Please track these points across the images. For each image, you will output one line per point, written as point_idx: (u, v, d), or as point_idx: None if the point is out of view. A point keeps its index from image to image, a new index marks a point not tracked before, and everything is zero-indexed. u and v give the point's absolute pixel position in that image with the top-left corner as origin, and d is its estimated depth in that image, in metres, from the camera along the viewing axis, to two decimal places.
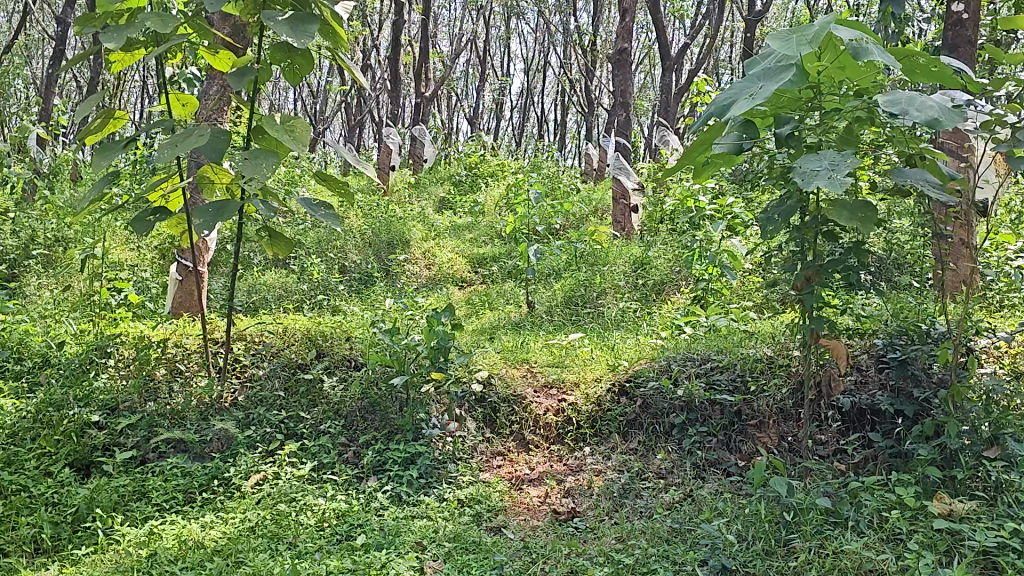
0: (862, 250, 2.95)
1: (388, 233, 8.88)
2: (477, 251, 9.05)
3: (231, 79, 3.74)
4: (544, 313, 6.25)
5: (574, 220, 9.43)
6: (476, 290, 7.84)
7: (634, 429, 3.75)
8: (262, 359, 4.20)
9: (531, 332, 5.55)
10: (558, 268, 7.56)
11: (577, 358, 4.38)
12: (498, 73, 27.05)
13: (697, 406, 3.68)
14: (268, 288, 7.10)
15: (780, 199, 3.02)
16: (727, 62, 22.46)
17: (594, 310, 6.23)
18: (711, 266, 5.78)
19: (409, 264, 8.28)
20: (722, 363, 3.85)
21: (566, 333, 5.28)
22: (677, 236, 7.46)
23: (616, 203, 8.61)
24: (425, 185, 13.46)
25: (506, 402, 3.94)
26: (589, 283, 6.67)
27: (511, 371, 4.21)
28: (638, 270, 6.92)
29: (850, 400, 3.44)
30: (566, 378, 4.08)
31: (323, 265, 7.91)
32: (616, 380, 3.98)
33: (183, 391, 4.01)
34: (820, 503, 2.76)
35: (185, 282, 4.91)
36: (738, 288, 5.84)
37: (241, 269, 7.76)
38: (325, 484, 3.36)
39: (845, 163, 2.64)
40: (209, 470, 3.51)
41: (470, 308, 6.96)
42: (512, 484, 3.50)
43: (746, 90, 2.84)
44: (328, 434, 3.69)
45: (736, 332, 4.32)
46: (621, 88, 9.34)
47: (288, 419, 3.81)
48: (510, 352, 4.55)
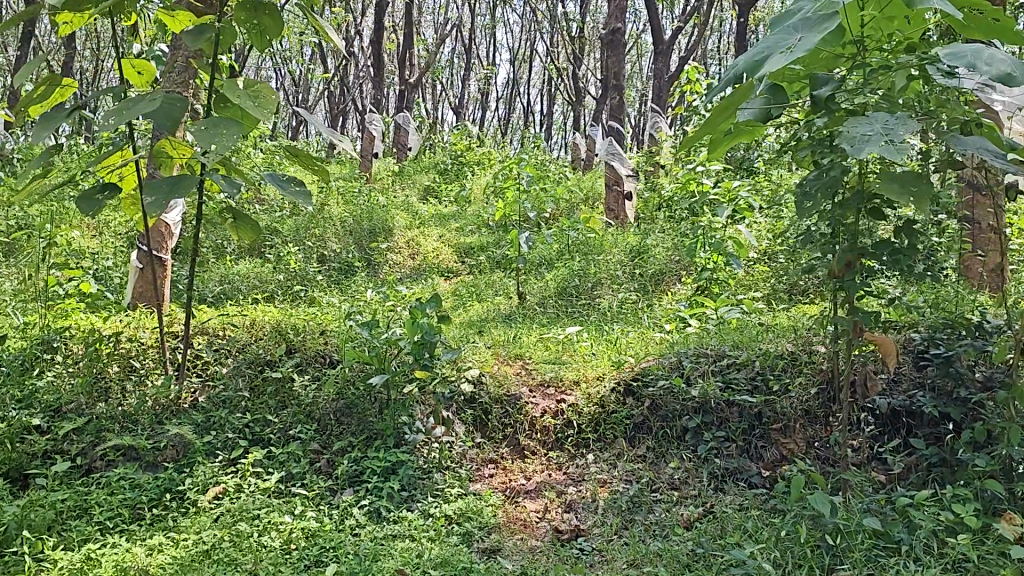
0: (913, 230, 2.56)
1: (370, 221, 8.44)
2: (464, 240, 8.64)
3: (188, 39, 3.30)
4: (537, 306, 5.85)
5: (565, 208, 9.03)
6: (463, 281, 7.42)
7: (642, 433, 3.35)
8: (226, 355, 3.78)
9: (522, 325, 5.14)
10: (550, 258, 7.16)
11: (575, 355, 3.98)
12: (484, 62, 26.58)
13: (712, 408, 3.28)
14: (241, 279, 6.67)
15: (819, 172, 2.59)
16: (717, 53, 22.04)
17: (589, 301, 5.83)
18: (716, 253, 5.36)
19: (392, 254, 7.87)
20: (739, 360, 3.45)
21: (562, 326, 4.88)
22: (676, 223, 7.06)
23: (610, 190, 8.22)
24: (409, 173, 13.02)
25: (499, 403, 3.53)
26: (583, 273, 6.27)
27: (504, 369, 3.80)
28: (635, 259, 6.53)
29: (886, 401, 3.06)
30: (564, 377, 3.68)
31: (302, 254, 7.48)
32: (620, 378, 3.57)
33: (137, 391, 3.58)
34: (869, 524, 2.37)
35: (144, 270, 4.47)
36: (745, 278, 5.45)
37: (214, 258, 7.32)
38: (293, 498, 2.95)
39: (900, 126, 2.24)
40: (162, 483, 3.09)
41: (457, 300, 6.56)
42: (507, 497, 3.09)
43: (781, 44, 2.43)
44: (299, 440, 3.28)
45: (751, 325, 3.93)
46: (613, 70, 8.91)
47: (253, 423, 3.39)
48: (502, 348, 4.15)
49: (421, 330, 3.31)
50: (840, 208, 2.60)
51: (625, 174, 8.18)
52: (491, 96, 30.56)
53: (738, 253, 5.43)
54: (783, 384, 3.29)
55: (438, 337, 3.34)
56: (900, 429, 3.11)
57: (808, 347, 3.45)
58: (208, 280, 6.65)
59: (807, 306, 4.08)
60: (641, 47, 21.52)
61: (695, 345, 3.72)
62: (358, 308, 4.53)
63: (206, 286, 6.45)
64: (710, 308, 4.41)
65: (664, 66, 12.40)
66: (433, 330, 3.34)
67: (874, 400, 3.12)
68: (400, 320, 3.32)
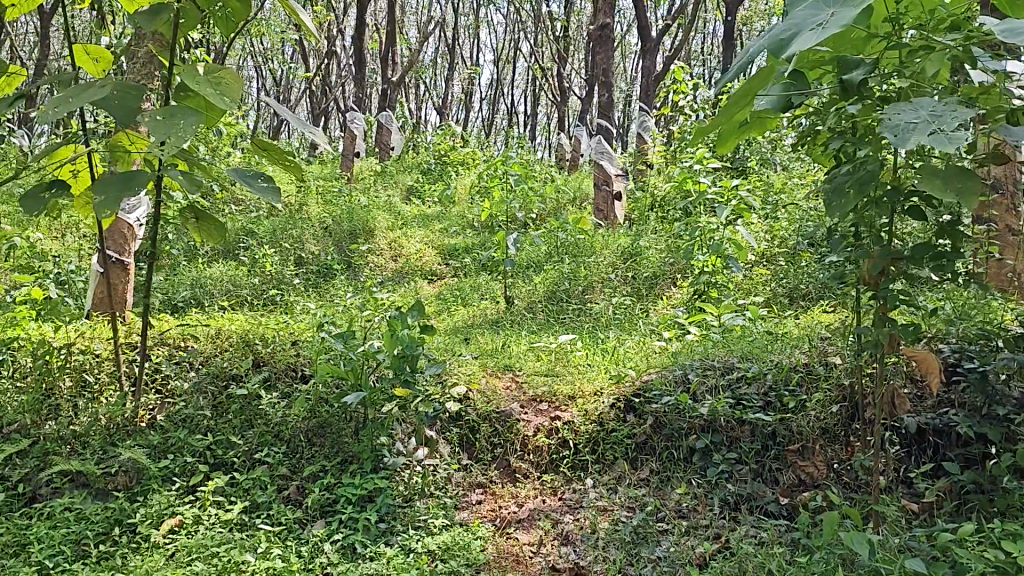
0: (959, 231, 2.27)
1: (350, 221, 8.12)
2: (448, 241, 8.32)
3: (141, 20, 2.95)
4: (525, 311, 5.56)
5: (552, 208, 8.73)
6: (448, 284, 7.12)
7: (644, 454, 3.06)
8: (189, 369, 3.45)
9: (511, 332, 4.84)
10: (538, 261, 6.87)
11: (570, 367, 3.68)
12: (468, 61, 26.25)
13: (721, 427, 2.99)
14: (214, 285, 6.39)
15: (850, 166, 2.29)
16: (703, 51, 21.79)
17: (581, 307, 5.54)
18: (714, 256, 5.07)
19: (373, 256, 7.55)
20: (750, 374, 3.16)
21: (553, 335, 4.58)
22: (670, 223, 6.78)
23: (599, 190, 7.93)
24: (391, 174, 12.70)
25: (487, 422, 3.23)
26: (573, 277, 5.98)
27: (492, 383, 3.49)
28: (628, 261, 6.24)
29: (914, 420, 2.78)
30: (558, 392, 3.39)
31: (278, 257, 7.16)
32: (619, 394, 3.27)
33: (89, 409, 3.24)
34: (912, 567, 2.08)
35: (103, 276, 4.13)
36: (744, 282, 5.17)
37: (186, 263, 6.98)
38: (257, 533, 2.62)
39: (949, 112, 1.96)
40: (112, 514, 2.76)
41: (441, 305, 6.26)
42: (496, 527, 2.78)
43: (812, 19, 2.11)
44: (266, 465, 2.96)
45: (759, 335, 3.64)
46: (603, 66, 8.61)
47: (216, 446, 3.07)
48: (489, 359, 3.84)
49: (398, 343, 2.94)
50: (876, 206, 2.30)
51: (615, 173, 7.90)
52: (474, 96, 30.25)
53: (737, 255, 5.15)
54: (799, 399, 3.00)
55: (420, 351, 2.98)
56: (928, 451, 2.83)
57: (825, 360, 3.16)
58: (179, 284, 6.41)
59: (818, 314, 3.80)
60: (626, 45, 21.26)
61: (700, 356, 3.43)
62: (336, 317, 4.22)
63: (176, 292, 6.17)
64: (712, 315, 4.12)
65: (653, 64, 12.10)
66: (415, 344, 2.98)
67: (901, 418, 2.84)
68: (374, 332, 2.95)
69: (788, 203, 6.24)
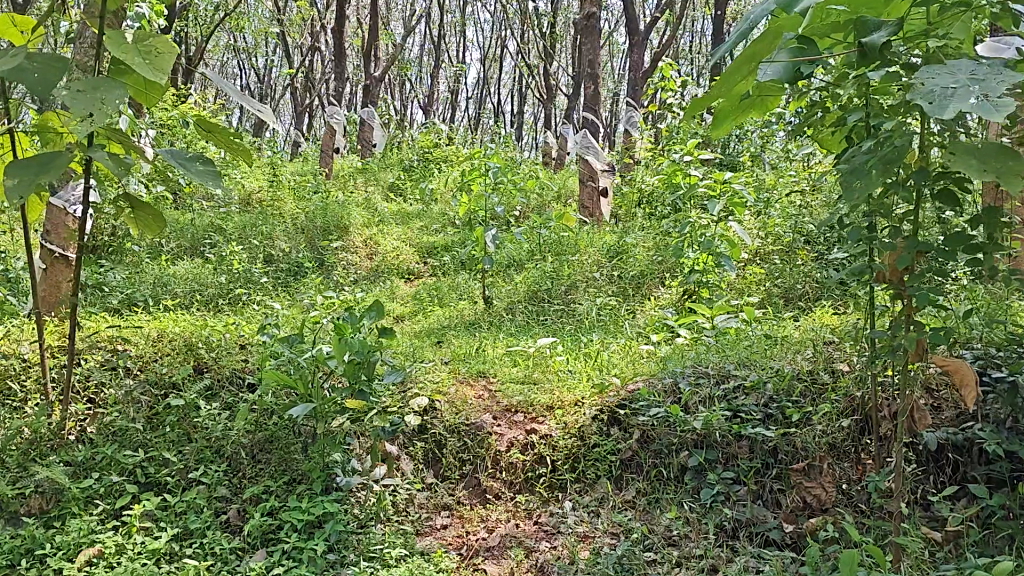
0: (997, 219, 1.95)
1: (324, 218, 7.78)
2: (426, 239, 7.99)
3: None
4: (504, 312, 5.24)
5: (535, 205, 8.41)
6: (425, 284, 6.80)
7: (630, 472, 2.73)
8: (126, 376, 3.07)
9: (487, 334, 4.52)
10: (520, 259, 6.55)
11: (548, 374, 3.36)
12: (454, 59, 25.90)
13: (716, 443, 2.66)
14: (179, 284, 6.14)
15: (871, 145, 1.97)
16: (690, 51, 21.48)
17: (563, 307, 5.23)
18: (705, 253, 4.77)
19: (347, 254, 7.21)
20: (748, 384, 2.84)
21: (532, 339, 4.26)
22: (657, 220, 6.48)
23: (584, 186, 7.61)
24: (372, 170, 12.37)
25: (455, 436, 2.90)
26: (555, 277, 5.67)
27: (462, 391, 3.16)
28: (613, 259, 5.93)
29: (934, 436, 2.47)
30: (534, 402, 3.06)
31: (246, 255, 6.81)
32: (602, 404, 2.94)
33: (9, 420, 2.88)
34: None
35: (51, 273, 3.75)
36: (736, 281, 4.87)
37: (149, 262, 6.65)
38: (185, 565, 2.27)
39: (998, 73, 1.59)
40: (22, 544, 2.38)
41: (417, 306, 5.96)
42: (462, 557, 2.44)
43: None
44: (203, 485, 2.61)
45: (755, 340, 3.32)
46: (589, 57, 8.26)
47: (148, 463, 2.72)
48: (461, 365, 3.52)
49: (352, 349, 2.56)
50: (901, 189, 1.97)
51: (601, 169, 7.59)
52: (460, 95, 29.91)
53: (730, 253, 4.84)
54: (803, 412, 2.68)
55: (379, 359, 2.60)
56: (948, 470, 2.52)
57: (830, 367, 2.85)
58: (141, 284, 6.11)
59: (819, 317, 3.49)
60: (613, 43, 21.01)
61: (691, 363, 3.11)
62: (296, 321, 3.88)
63: (139, 291, 5.94)
64: (704, 317, 3.80)
65: (641, 59, 11.78)
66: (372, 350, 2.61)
67: (919, 434, 2.52)
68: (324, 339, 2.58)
69: (780, 201, 5.95)
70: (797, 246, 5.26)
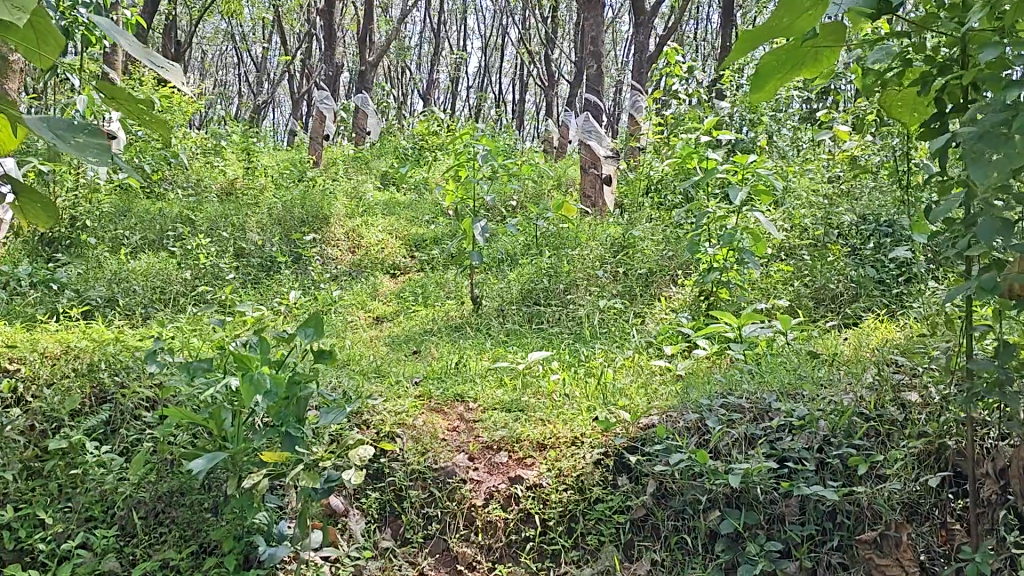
0: None
1: (303, 207, 7.15)
2: (414, 230, 7.37)
3: None
4: (495, 315, 4.67)
5: (533, 192, 7.79)
6: (412, 280, 6.26)
7: (645, 536, 2.10)
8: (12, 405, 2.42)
9: (473, 343, 3.91)
10: (514, 253, 5.93)
11: (540, 401, 2.74)
12: (454, 44, 25.16)
13: (756, 502, 2.04)
14: (137, 282, 5.55)
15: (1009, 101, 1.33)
16: (698, 37, 20.71)
17: (561, 309, 4.62)
18: (725, 249, 4.14)
19: (326, 247, 6.60)
20: (794, 422, 2.22)
21: (523, 350, 3.66)
22: (667, 210, 5.86)
23: (585, 173, 6.98)
24: (363, 158, 11.75)
25: (421, 485, 2.28)
26: (553, 276, 5.07)
27: (431, 422, 2.54)
28: (617, 253, 5.33)
29: None
30: (521, 438, 2.44)
31: (214, 247, 6.20)
32: (608, 443, 2.31)
33: None
34: None
35: None
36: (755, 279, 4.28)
37: (106, 257, 6.06)
38: None
39: None
40: None
41: (401, 305, 5.59)
42: None
43: None
44: (85, 557, 1.98)
45: (796, 360, 2.70)
46: (595, 31, 7.55)
47: (18, 523, 2.08)
48: (436, 385, 2.90)
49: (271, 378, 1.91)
50: None
51: (604, 155, 6.96)
52: (461, 82, 29.20)
53: (753, 249, 4.22)
54: (869, 462, 2.07)
55: (314, 391, 1.94)
56: None
57: (901, 402, 2.24)
58: (94, 281, 5.54)
59: (871, 333, 2.89)
60: (616, 29, 20.35)
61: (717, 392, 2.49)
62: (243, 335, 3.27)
63: (91, 290, 5.35)
64: (728, 326, 3.17)
65: (650, 39, 11.08)
66: (306, 382, 1.96)
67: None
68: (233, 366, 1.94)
69: (804, 193, 5.34)
70: (828, 243, 4.74)
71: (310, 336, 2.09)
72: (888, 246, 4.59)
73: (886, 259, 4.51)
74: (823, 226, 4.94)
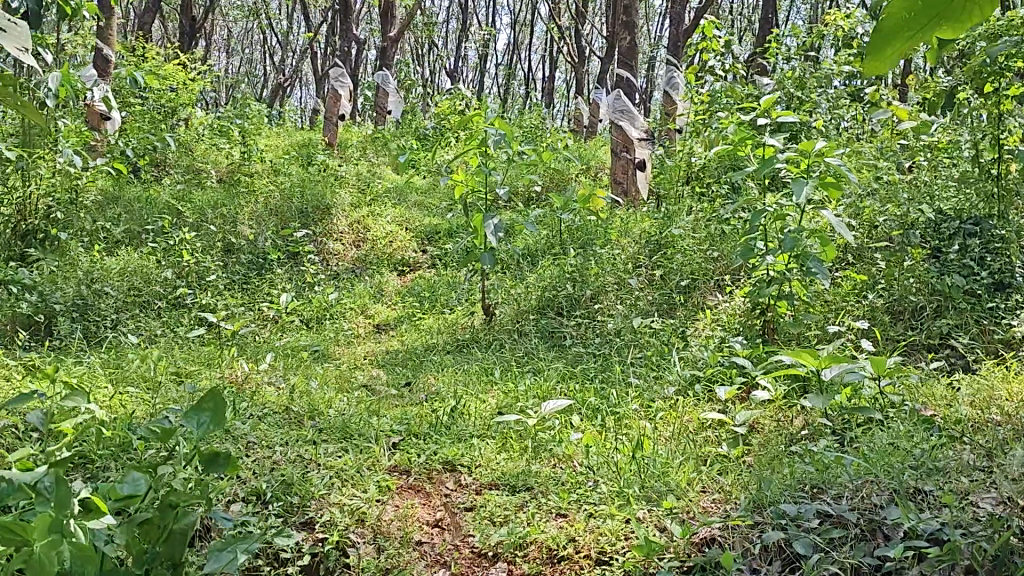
0: None
1: (304, 196, 6.48)
2: (428, 222, 6.69)
3: None
4: (511, 333, 3.99)
5: (559, 178, 7.07)
6: (421, 278, 5.59)
7: None
8: None
9: (478, 375, 3.23)
10: (535, 251, 5.24)
11: (556, 481, 2.04)
12: (481, 21, 24.34)
13: None
14: (111, 283, 4.93)
15: None
16: (733, 13, 19.83)
17: (587, 325, 3.94)
18: (783, 255, 3.40)
19: (327, 242, 5.94)
20: (926, 546, 1.50)
21: (540, 386, 2.97)
22: (710, 201, 5.13)
23: (617, 158, 6.24)
24: (382, 139, 11.05)
25: None
26: (578, 282, 4.37)
27: (403, 516, 1.86)
28: (652, 253, 4.62)
29: None
30: (526, 545, 1.76)
31: (201, 242, 5.56)
32: (646, 569, 1.62)
33: None
34: None
35: None
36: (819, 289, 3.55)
37: (82, 254, 5.44)
38: None
39: None
40: None
41: (407, 310, 4.93)
42: None
43: None
44: None
45: (906, 434, 1.98)
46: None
47: None
48: (422, 451, 2.23)
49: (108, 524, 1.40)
50: None
51: (637, 138, 6.23)
52: (489, 60, 28.37)
53: (822, 256, 3.49)
54: None
55: (196, 519, 1.51)
56: None
57: None
58: (62, 281, 4.92)
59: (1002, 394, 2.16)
60: (649, 4, 19.49)
61: (799, 488, 1.79)
62: (185, 379, 2.60)
63: (57, 292, 4.73)
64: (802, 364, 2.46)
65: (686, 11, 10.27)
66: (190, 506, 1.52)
67: None
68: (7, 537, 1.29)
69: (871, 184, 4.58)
70: (907, 245, 3.99)
71: (201, 425, 1.54)
72: (977, 249, 3.84)
73: (975, 266, 3.76)
74: (895, 225, 4.19)
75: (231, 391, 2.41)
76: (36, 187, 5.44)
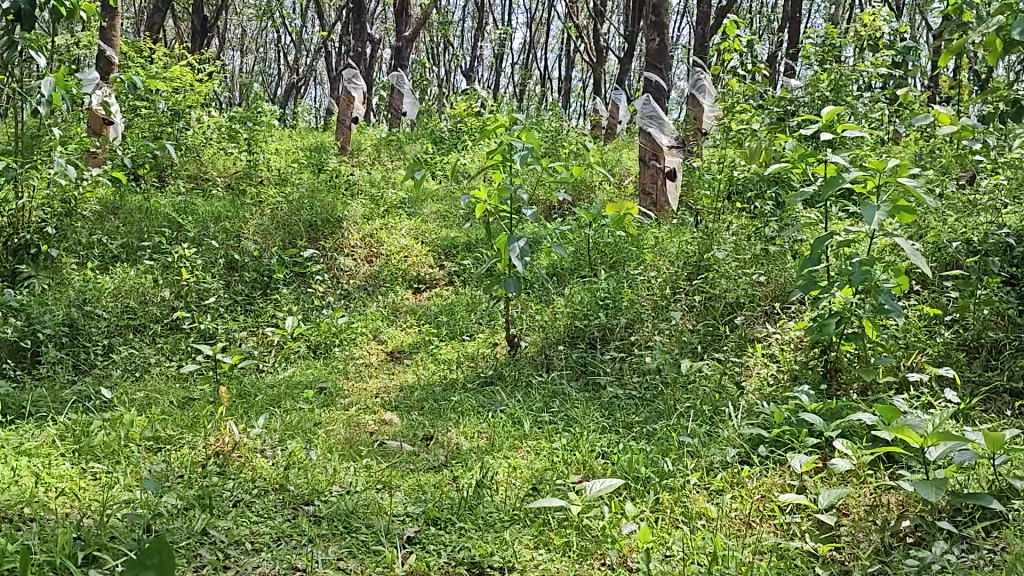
0: None
1: (313, 206, 6.10)
2: (446, 234, 6.30)
3: None
4: (538, 369, 3.59)
5: (583, 187, 6.66)
6: (438, 298, 5.21)
7: None
8: None
9: (504, 426, 2.83)
10: (560, 270, 4.84)
11: None
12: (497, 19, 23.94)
13: None
14: (104, 306, 4.55)
15: None
16: (755, 13, 19.43)
17: (622, 361, 3.53)
18: (849, 288, 2.98)
19: (337, 258, 5.57)
20: None
21: (576, 445, 2.58)
22: (752, 218, 4.72)
23: (646, 166, 5.82)
24: (397, 141, 10.66)
25: None
26: (611, 310, 3.97)
27: None
28: (691, 275, 4.21)
29: None
30: None
31: (202, 258, 5.18)
32: None
33: None
34: None
35: None
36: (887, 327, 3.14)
37: (75, 271, 5.06)
38: None
39: None
40: None
41: (422, 335, 4.54)
42: None
43: None
44: None
45: None
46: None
47: None
48: (441, 547, 1.84)
49: None
50: None
51: (668, 146, 5.80)
52: (504, 59, 27.94)
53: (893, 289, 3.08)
54: None
55: None
56: None
57: None
58: (51, 302, 4.55)
59: None
60: None
61: None
62: (163, 449, 2.22)
63: (46, 315, 4.37)
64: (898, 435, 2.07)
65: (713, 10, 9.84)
66: None
67: None
68: None
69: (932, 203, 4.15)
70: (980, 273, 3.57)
71: None
72: None
73: None
74: (964, 250, 3.78)
75: (214, 471, 2.03)
76: (28, 200, 5.07)
